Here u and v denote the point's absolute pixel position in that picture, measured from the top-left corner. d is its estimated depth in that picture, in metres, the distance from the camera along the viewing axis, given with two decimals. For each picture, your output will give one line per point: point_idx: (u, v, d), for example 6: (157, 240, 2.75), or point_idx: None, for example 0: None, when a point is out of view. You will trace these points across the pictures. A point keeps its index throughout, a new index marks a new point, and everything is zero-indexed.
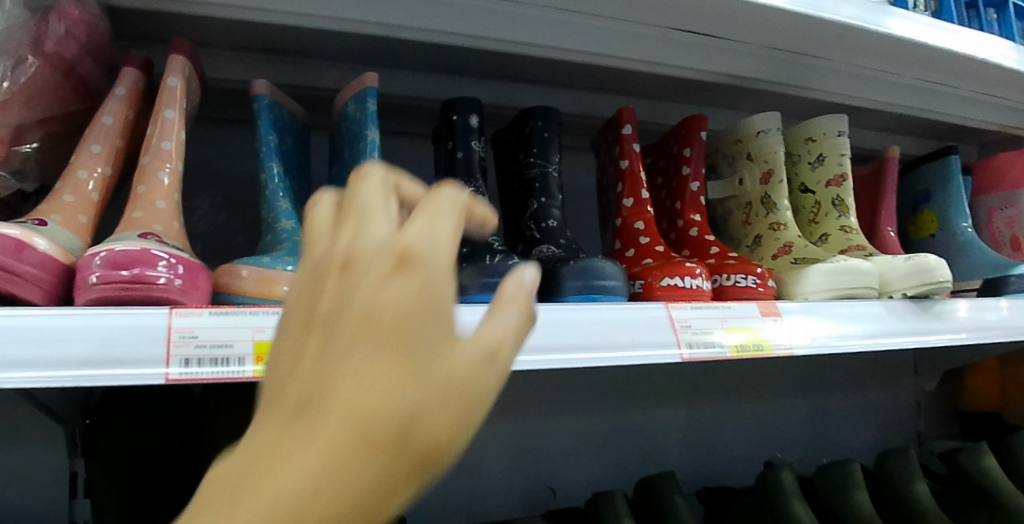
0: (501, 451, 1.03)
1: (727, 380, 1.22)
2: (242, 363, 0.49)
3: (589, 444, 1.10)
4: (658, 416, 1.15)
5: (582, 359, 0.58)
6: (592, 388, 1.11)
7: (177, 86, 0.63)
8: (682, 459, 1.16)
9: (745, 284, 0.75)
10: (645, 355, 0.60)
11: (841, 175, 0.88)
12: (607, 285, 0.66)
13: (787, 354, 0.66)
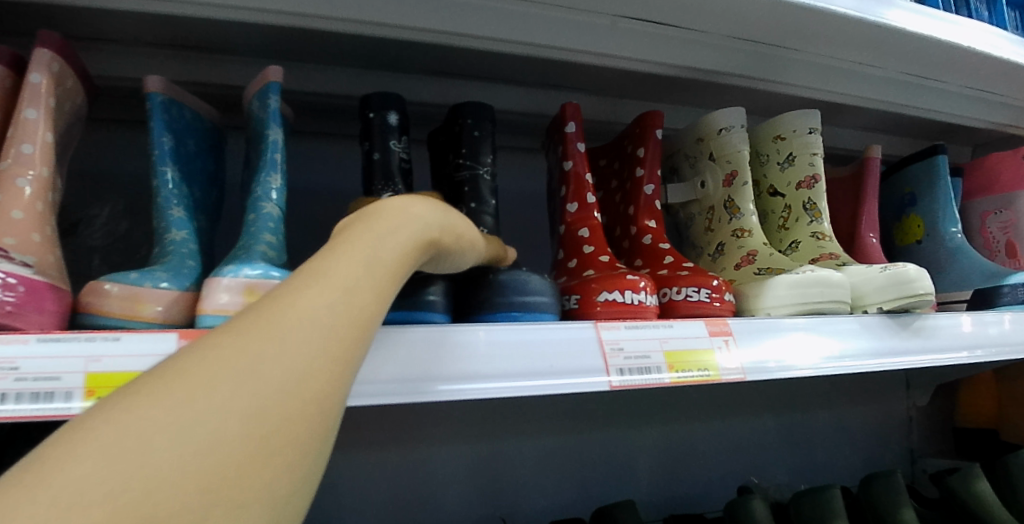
0: (452, 477, 0.96)
1: (703, 397, 1.14)
2: (69, 398, 0.42)
3: (551, 466, 1.02)
4: (627, 437, 1.08)
5: (497, 389, 0.50)
6: (554, 405, 1.03)
7: (41, 83, 0.56)
8: (654, 482, 1.08)
9: (698, 297, 0.67)
10: (567, 384, 0.52)
11: (812, 176, 0.80)
12: (531, 302, 0.58)
13: (737, 379, 0.58)
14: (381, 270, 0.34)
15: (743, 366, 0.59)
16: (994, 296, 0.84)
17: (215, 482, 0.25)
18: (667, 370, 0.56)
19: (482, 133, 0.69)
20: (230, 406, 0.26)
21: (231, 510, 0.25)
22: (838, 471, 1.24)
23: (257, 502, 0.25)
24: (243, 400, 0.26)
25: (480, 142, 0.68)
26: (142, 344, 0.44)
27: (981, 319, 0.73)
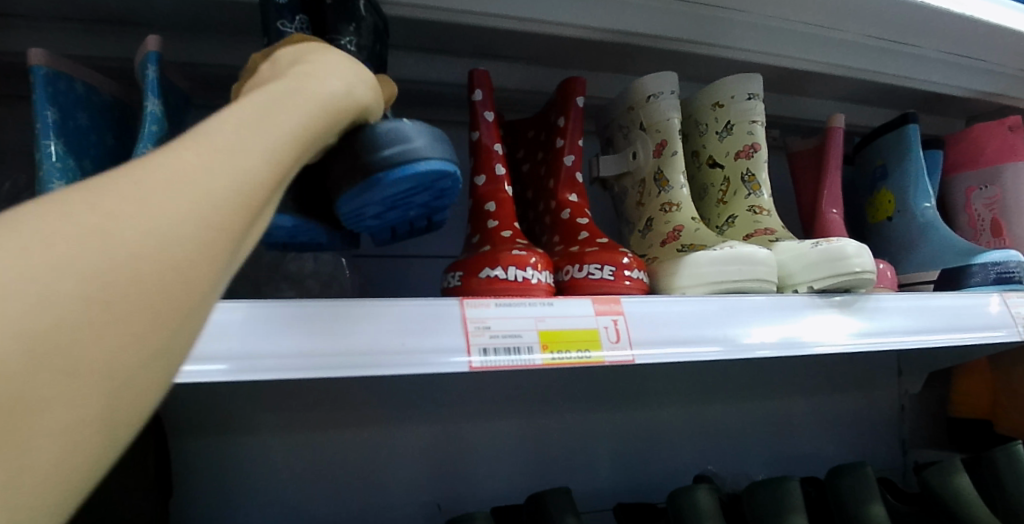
0: (407, 459, 0.89)
1: (673, 379, 1.08)
2: None
3: (503, 452, 0.94)
4: (589, 420, 1.00)
5: (386, 367, 0.48)
6: (510, 388, 0.96)
7: None
8: (613, 471, 1.01)
9: (601, 275, 0.60)
10: (418, 365, 0.49)
11: (751, 145, 0.73)
12: (396, 148, 0.44)
13: (624, 360, 0.54)
14: (269, 152, 0.33)
15: (632, 348, 0.55)
16: (962, 276, 0.78)
17: (75, 328, 0.24)
18: (540, 350, 0.52)
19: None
20: (52, 285, 0.24)
21: (78, 357, 0.24)
22: (816, 459, 1.18)
23: (118, 355, 0.25)
24: (69, 277, 0.24)
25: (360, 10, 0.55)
26: None
27: (1011, 299, 0.70)
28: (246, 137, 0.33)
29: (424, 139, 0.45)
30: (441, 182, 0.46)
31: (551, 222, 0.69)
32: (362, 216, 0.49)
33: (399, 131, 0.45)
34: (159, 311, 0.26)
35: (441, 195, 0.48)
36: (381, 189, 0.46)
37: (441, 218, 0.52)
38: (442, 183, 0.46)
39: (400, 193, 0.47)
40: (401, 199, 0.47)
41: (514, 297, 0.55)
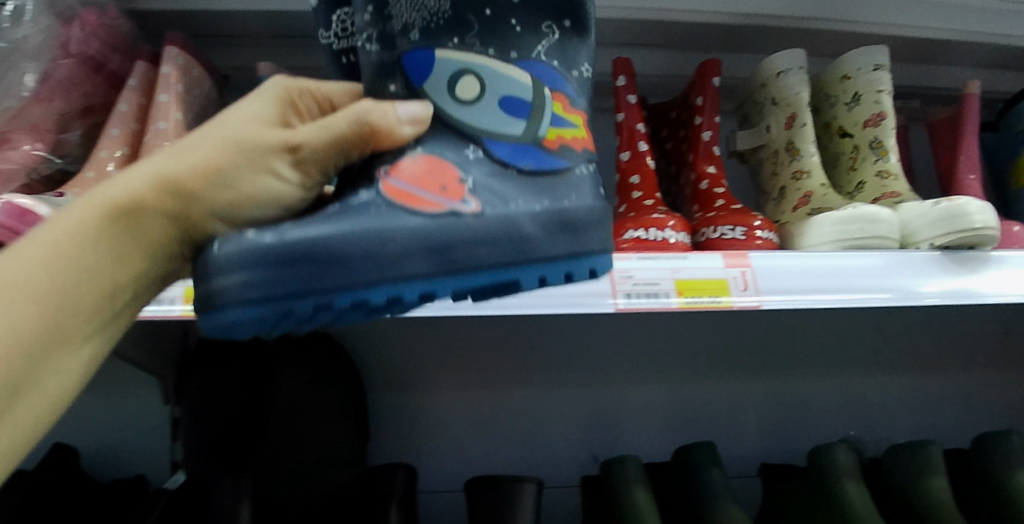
0: (571, 423, 0.85)
1: (852, 346, 0.94)
2: (172, 303, 0.53)
3: (648, 420, 0.87)
4: (750, 389, 0.90)
5: (594, 305, 0.58)
6: (655, 356, 0.89)
7: (171, 73, 0.63)
8: (762, 439, 0.89)
9: (733, 235, 0.67)
10: (579, 304, 0.58)
11: (878, 114, 0.77)
12: (222, 289, 0.39)
13: (751, 306, 0.61)
14: (120, 235, 0.39)
15: (758, 295, 0.62)
16: None
17: None
18: (676, 295, 0.59)
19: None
20: None
21: None
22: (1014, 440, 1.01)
23: None
24: None
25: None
26: None
27: None
28: (111, 214, 0.38)
29: (256, 269, 0.39)
30: (298, 315, 0.40)
31: (688, 192, 0.74)
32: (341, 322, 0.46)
33: (219, 263, 0.39)
34: (52, 241, 0.37)
35: (342, 317, 0.41)
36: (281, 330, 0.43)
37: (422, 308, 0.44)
38: (299, 317, 0.40)
39: (273, 327, 0.41)
40: (281, 329, 0.41)
41: (656, 251, 0.63)
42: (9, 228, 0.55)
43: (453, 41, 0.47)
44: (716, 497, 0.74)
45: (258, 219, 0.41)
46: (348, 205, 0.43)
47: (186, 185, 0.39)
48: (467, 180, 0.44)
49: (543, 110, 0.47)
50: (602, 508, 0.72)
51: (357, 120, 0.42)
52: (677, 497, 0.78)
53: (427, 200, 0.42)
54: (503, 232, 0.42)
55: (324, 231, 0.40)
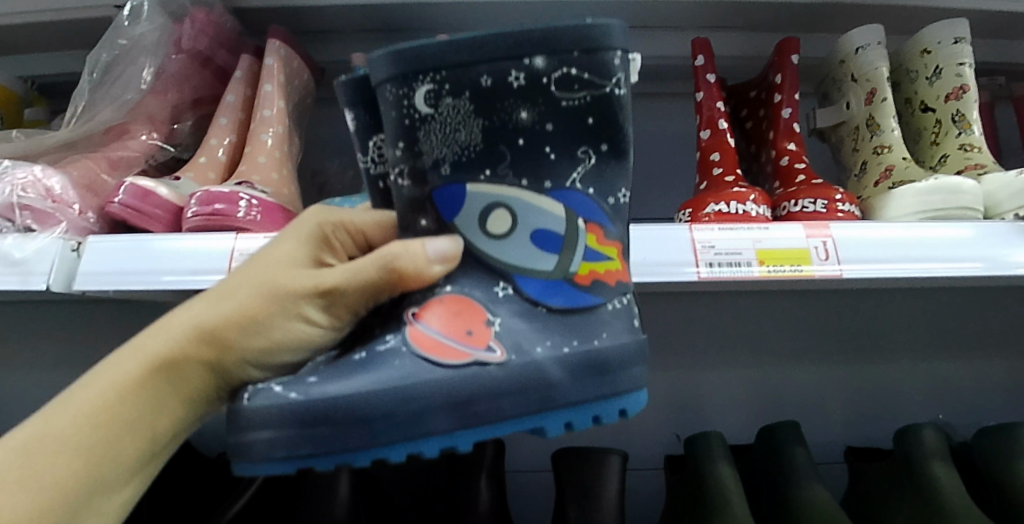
0: (655, 407, 0.86)
1: (954, 334, 0.90)
2: None
3: (731, 401, 0.86)
4: (845, 375, 0.88)
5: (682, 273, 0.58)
6: (736, 337, 0.87)
7: (273, 65, 0.68)
8: (849, 422, 0.87)
9: (814, 209, 0.67)
10: (665, 273, 0.58)
11: (961, 87, 0.77)
12: (255, 441, 0.42)
13: (833, 275, 0.60)
14: (171, 379, 0.45)
15: (840, 264, 0.61)
16: None
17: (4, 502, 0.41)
18: (758, 264, 0.60)
19: (534, 115, 0.47)
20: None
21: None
22: None
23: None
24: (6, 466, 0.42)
25: (554, 108, 0.47)
26: None
27: None
28: (166, 357, 0.45)
29: (281, 428, 0.42)
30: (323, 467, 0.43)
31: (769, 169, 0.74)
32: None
33: (250, 418, 0.43)
34: (118, 377, 0.45)
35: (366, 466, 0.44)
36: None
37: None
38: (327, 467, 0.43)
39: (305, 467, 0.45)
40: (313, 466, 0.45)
41: (737, 222, 0.63)
42: (134, 207, 0.60)
43: (484, 172, 0.47)
44: (801, 475, 0.74)
45: (287, 361, 0.48)
46: (377, 352, 0.46)
47: (223, 337, 0.46)
48: (493, 324, 0.46)
49: (576, 244, 0.47)
50: (685, 485, 0.74)
51: (383, 265, 0.46)
52: (762, 477, 0.78)
53: (453, 349, 0.45)
54: (525, 387, 0.44)
55: (347, 387, 0.43)
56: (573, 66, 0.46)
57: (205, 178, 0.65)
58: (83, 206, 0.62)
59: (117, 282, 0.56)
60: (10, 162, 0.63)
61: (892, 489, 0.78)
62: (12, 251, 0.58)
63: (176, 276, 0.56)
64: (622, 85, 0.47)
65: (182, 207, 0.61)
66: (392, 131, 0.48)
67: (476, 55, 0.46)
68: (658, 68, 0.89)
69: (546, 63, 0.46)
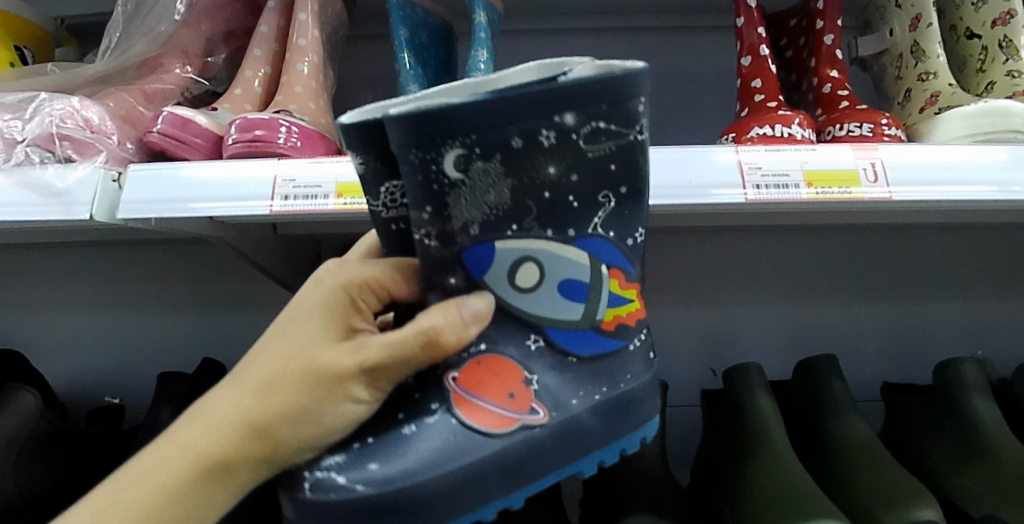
0: (691, 344, 0.86)
1: (999, 272, 0.88)
2: (326, 198, 0.55)
3: (764, 339, 0.86)
4: (883, 313, 0.87)
5: (723, 194, 0.58)
6: (770, 274, 0.86)
7: None
8: (885, 360, 0.87)
9: (860, 133, 0.66)
10: (695, 196, 0.58)
11: (1009, 11, 0.74)
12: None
13: (882, 198, 0.59)
14: (213, 480, 0.44)
15: (890, 187, 0.60)
16: None
17: None
18: (806, 187, 0.59)
19: (563, 168, 0.44)
20: None
21: None
22: None
23: None
24: None
25: (581, 160, 0.44)
26: None
27: None
28: (206, 458, 0.43)
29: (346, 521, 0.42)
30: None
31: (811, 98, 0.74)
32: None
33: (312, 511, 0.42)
34: (161, 483, 0.43)
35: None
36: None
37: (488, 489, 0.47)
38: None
39: None
40: None
41: (783, 144, 0.62)
42: (173, 136, 0.59)
43: (511, 228, 0.44)
44: (839, 408, 0.75)
45: (334, 443, 0.44)
46: (425, 424, 0.44)
47: (261, 429, 0.43)
48: (532, 383, 0.45)
49: (601, 291, 0.47)
50: (723, 418, 0.74)
51: (426, 333, 0.43)
52: (798, 411, 0.79)
53: (497, 415, 0.44)
54: (564, 439, 0.45)
55: (403, 473, 0.42)
56: (603, 118, 0.43)
57: (242, 108, 0.65)
58: (121, 137, 0.63)
59: (160, 209, 0.56)
60: (48, 94, 0.63)
61: (929, 423, 0.77)
62: (54, 180, 0.58)
63: (217, 202, 0.56)
64: (644, 131, 0.45)
65: (222, 137, 0.61)
66: (416, 196, 0.44)
67: (505, 115, 0.42)
68: (692, 1, 0.87)
69: (576, 118, 0.43)
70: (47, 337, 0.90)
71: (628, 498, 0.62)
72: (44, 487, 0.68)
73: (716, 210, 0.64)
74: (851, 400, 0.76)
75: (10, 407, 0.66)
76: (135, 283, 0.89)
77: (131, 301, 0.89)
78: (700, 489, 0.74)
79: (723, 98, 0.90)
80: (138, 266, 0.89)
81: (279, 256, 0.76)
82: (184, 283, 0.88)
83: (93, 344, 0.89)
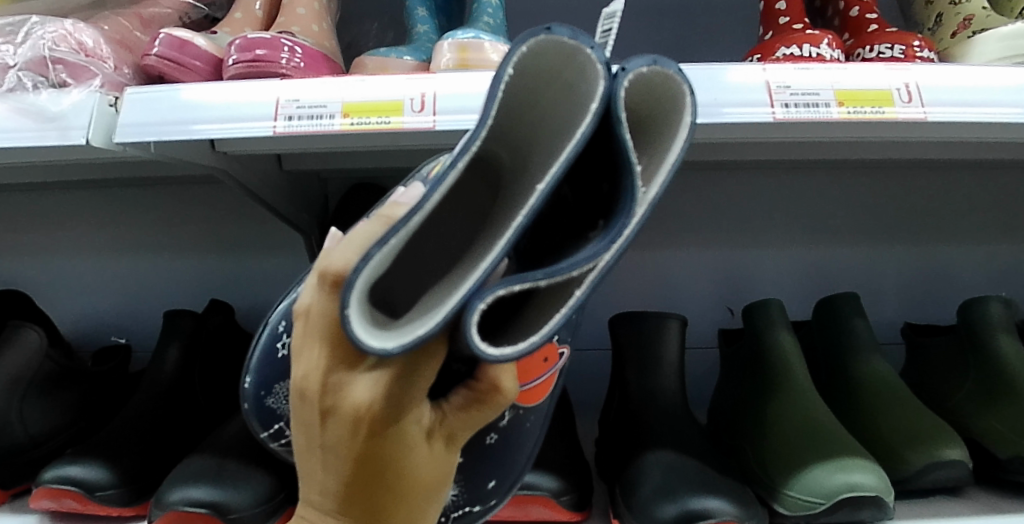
0: (706, 284, 0.84)
1: None
2: (332, 118, 0.52)
3: (781, 280, 0.84)
4: (907, 252, 0.84)
5: (736, 114, 0.56)
6: (789, 213, 0.84)
7: None
8: (904, 301, 0.84)
9: (890, 55, 0.65)
10: (709, 115, 0.55)
11: None
12: None
13: (917, 120, 0.56)
14: None
15: (924, 108, 0.57)
16: None
17: None
18: (837, 106, 0.56)
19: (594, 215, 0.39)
20: None
21: None
22: None
23: None
24: None
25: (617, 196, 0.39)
26: (379, 81, 0.54)
27: None
28: None
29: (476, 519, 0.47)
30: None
31: (838, 22, 0.74)
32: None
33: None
34: None
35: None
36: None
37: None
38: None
39: None
40: None
41: (810, 63, 0.59)
42: (172, 59, 0.57)
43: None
44: (860, 346, 0.73)
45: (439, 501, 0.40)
46: (503, 429, 0.46)
47: None
48: (555, 338, 0.47)
49: None
50: (744, 357, 0.73)
51: (493, 402, 0.35)
52: (818, 350, 0.77)
53: (542, 385, 0.47)
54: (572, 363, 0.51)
55: (503, 465, 0.47)
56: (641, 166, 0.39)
57: (241, 31, 0.63)
58: (117, 62, 0.61)
59: (156, 133, 0.53)
60: (39, 18, 0.60)
61: (952, 365, 0.75)
62: (47, 105, 0.55)
63: (216, 124, 0.53)
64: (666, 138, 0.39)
65: (222, 60, 0.59)
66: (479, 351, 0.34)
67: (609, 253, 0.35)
68: None
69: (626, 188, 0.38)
70: (49, 281, 0.88)
71: (650, 435, 0.61)
72: (52, 429, 0.66)
73: (738, 128, 0.62)
74: (872, 340, 0.74)
75: (15, 346, 0.66)
76: (137, 225, 0.87)
77: (133, 244, 0.87)
78: (718, 428, 0.72)
79: (739, 31, 0.87)
80: (139, 208, 0.86)
81: (283, 191, 0.74)
82: (186, 224, 0.86)
83: (97, 288, 0.87)
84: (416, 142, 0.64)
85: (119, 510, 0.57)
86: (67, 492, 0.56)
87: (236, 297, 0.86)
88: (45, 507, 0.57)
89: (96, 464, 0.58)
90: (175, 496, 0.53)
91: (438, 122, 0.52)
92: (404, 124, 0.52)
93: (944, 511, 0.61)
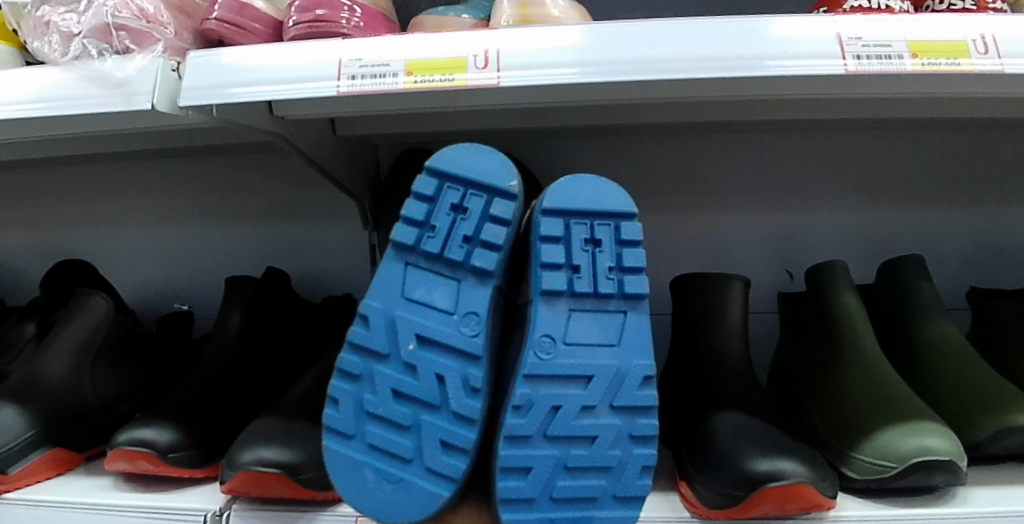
0: (760, 247, 0.82)
1: None
2: (395, 76, 0.52)
3: (840, 243, 0.82)
4: (972, 212, 0.81)
5: (802, 65, 0.54)
6: (849, 175, 0.82)
7: None
8: (970, 263, 0.82)
9: (962, 7, 0.63)
10: (747, 67, 0.53)
11: None
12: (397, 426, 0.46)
13: (994, 71, 0.54)
14: None
15: (1001, 59, 0.54)
16: None
17: None
18: (911, 58, 0.54)
19: None
20: None
21: None
22: None
23: None
24: None
25: None
26: (442, 39, 0.53)
27: None
28: None
29: None
30: (454, 436, 0.45)
31: None
32: (569, 387, 0.47)
33: None
34: None
35: (449, 403, 0.46)
36: (556, 442, 0.46)
37: (459, 329, 0.48)
38: (443, 431, 0.46)
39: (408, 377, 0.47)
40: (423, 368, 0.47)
41: (877, 14, 0.58)
42: (234, 23, 0.57)
43: None
44: (925, 310, 0.71)
45: None
46: None
47: None
48: None
49: None
50: (806, 322, 0.71)
51: None
52: (882, 313, 0.75)
53: None
54: None
55: None
56: None
57: None
58: (177, 27, 0.61)
59: (221, 97, 0.53)
60: None
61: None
62: (113, 71, 0.56)
63: (278, 86, 0.53)
64: None
65: (280, 21, 0.59)
66: None
67: None
68: None
69: None
70: (108, 251, 0.90)
71: (711, 399, 0.61)
72: (119, 393, 0.68)
73: (803, 82, 0.61)
74: (938, 301, 0.72)
75: (82, 312, 0.67)
76: (193, 196, 0.88)
77: (192, 213, 0.88)
78: (780, 393, 0.72)
79: None
80: (194, 177, 0.88)
81: (337, 156, 0.75)
82: (237, 193, 0.87)
83: (154, 257, 0.89)
84: (473, 104, 0.63)
85: (190, 472, 0.58)
86: (141, 454, 0.56)
87: (287, 265, 0.87)
88: (119, 470, 0.58)
89: (166, 426, 0.58)
90: (247, 457, 0.54)
91: (503, 79, 0.52)
92: (468, 81, 0.52)
93: (1014, 478, 0.59)
